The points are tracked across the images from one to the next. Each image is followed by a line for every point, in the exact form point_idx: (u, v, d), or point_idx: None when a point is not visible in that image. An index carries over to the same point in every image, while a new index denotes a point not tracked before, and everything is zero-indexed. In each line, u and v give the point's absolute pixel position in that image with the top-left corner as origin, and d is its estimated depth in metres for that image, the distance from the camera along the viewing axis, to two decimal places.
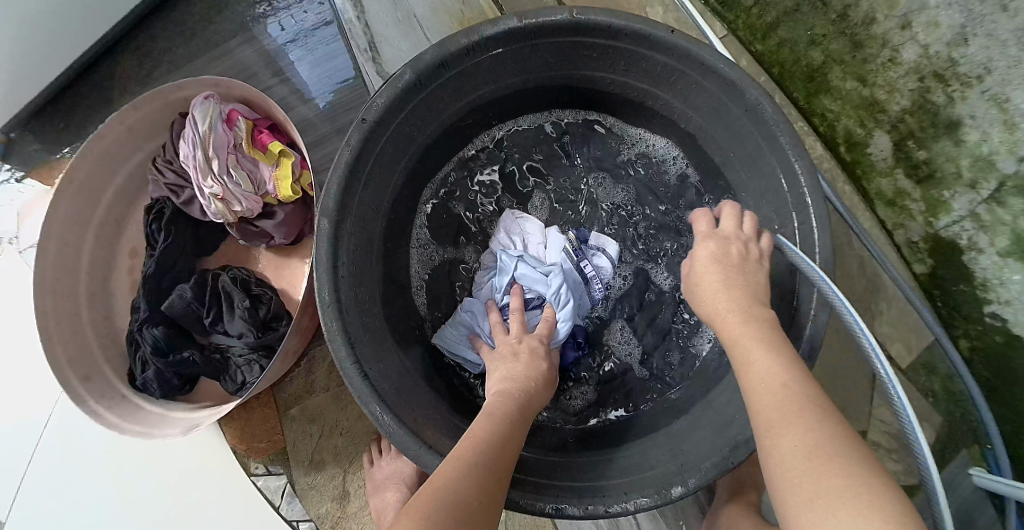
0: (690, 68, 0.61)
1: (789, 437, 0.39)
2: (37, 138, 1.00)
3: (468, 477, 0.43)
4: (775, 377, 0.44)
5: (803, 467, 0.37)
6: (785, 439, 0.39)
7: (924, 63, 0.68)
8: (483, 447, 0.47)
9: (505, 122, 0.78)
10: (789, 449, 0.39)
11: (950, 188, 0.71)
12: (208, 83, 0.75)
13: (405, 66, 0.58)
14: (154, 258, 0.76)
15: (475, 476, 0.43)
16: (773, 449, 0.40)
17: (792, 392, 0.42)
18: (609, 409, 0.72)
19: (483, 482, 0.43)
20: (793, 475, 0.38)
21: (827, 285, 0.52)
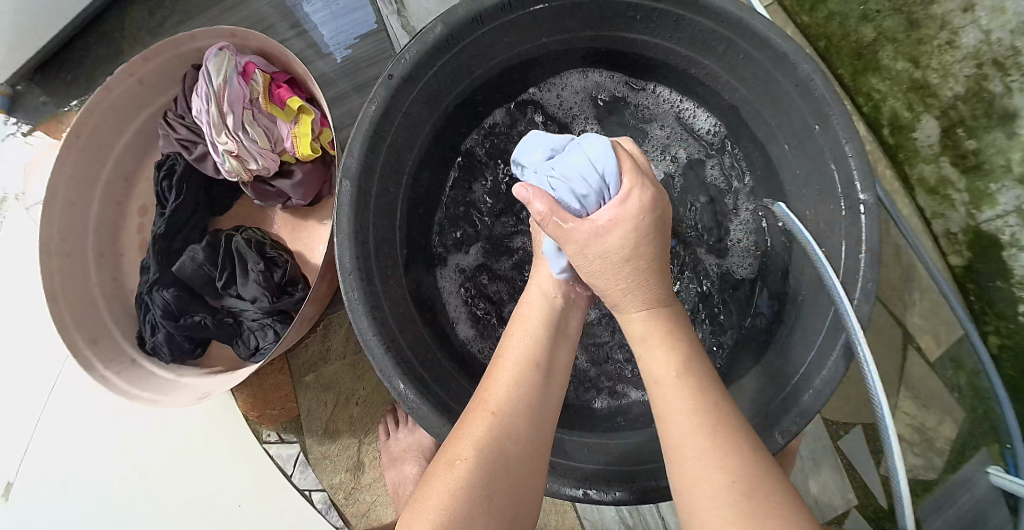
0: (739, 36, 0.58)
1: (679, 428, 0.41)
2: (43, 90, 0.95)
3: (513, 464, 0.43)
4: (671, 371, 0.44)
5: (704, 465, 0.39)
6: (674, 419, 0.42)
7: (985, 49, 0.65)
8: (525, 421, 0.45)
9: (529, 91, 0.73)
10: (690, 439, 0.40)
11: (998, 181, 0.68)
12: (223, 33, 0.71)
13: (437, 20, 0.55)
14: (164, 217, 0.73)
15: (517, 461, 0.44)
16: (669, 425, 0.42)
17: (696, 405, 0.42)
18: None
19: (523, 466, 0.44)
20: (690, 465, 0.40)
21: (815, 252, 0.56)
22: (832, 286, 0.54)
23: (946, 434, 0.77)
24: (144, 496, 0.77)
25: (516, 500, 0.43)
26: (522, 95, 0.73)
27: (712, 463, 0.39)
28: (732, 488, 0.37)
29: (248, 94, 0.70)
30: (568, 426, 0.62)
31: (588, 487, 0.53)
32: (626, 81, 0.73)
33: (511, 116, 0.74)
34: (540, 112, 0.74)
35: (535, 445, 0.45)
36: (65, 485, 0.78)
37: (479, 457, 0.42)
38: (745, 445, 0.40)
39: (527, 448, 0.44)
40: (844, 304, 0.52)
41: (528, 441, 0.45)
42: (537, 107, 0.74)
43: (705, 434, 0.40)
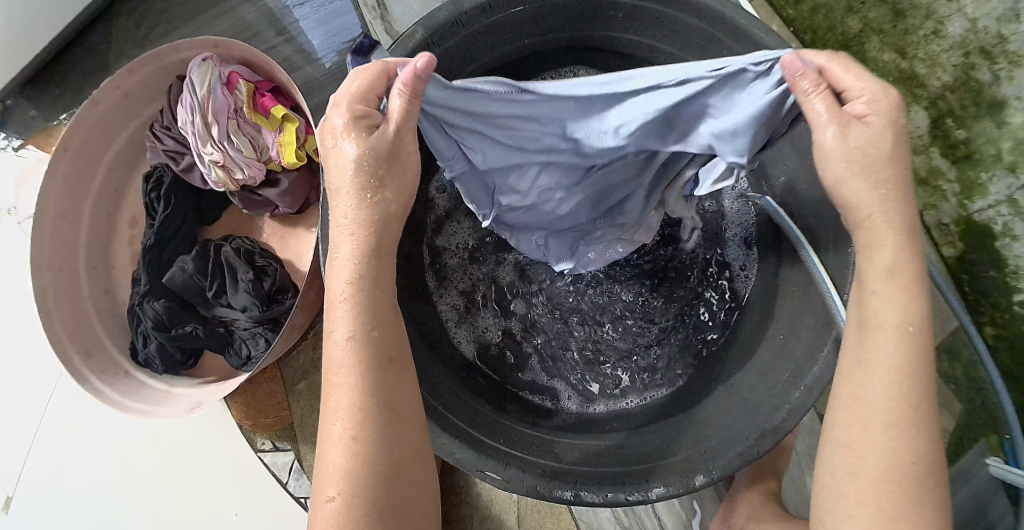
0: (722, 32, 0.57)
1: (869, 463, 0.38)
2: (33, 103, 0.96)
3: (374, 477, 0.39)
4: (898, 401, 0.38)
5: (880, 510, 0.38)
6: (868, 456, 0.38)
7: (971, 38, 0.64)
8: (375, 387, 0.39)
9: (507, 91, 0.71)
10: (867, 475, 0.38)
11: (988, 171, 0.67)
12: (207, 43, 0.71)
13: (417, 24, 0.55)
14: (154, 228, 0.73)
15: (376, 472, 0.39)
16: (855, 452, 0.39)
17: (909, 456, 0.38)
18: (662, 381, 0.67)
19: (394, 433, 0.40)
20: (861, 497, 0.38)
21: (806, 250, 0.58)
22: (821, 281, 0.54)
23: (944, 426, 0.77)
24: (141, 507, 0.77)
25: (406, 466, 0.41)
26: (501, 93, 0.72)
27: (881, 490, 0.38)
28: None
29: (233, 104, 0.70)
30: (556, 428, 0.62)
31: (579, 489, 0.52)
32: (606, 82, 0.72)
33: None
34: None
35: (397, 405, 0.40)
36: (62, 497, 0.78)
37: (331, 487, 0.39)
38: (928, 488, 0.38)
39: (386, 414, 0.40)
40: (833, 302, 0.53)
41: (388, 401, 0.40)
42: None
43: (887, 475, 0.38)
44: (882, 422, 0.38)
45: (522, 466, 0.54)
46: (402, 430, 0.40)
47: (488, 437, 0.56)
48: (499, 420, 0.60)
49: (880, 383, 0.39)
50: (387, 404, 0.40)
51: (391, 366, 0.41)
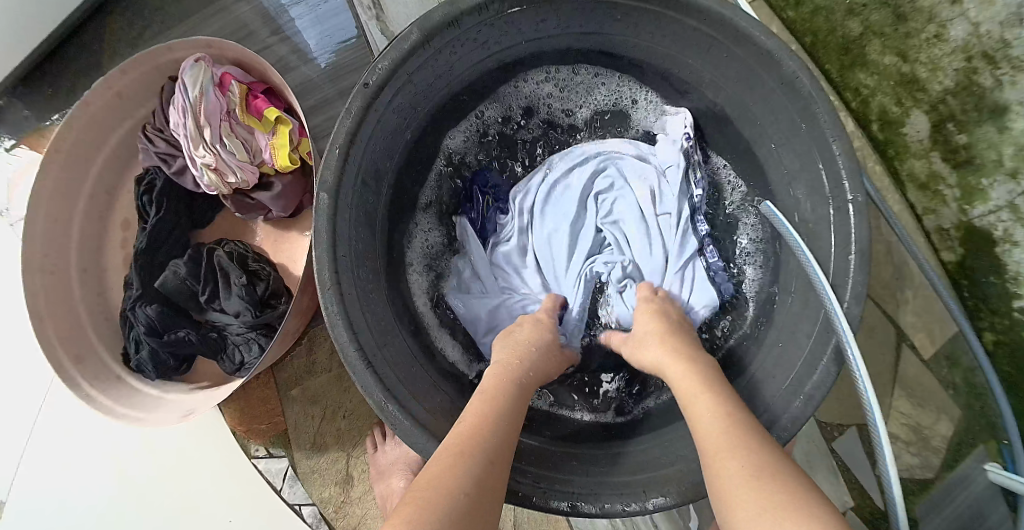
0: (723, 36, 0.57)
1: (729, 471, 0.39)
2: (25, 103, 0.95)
3: (476, 467, 0.40)
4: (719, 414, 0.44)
5: (750, 504, 0.36)
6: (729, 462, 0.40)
7: (974, 43, 0.63)
8: (505, 407, 0.47)
9: (499, 89, 0.71)
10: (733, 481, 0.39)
11: (989, 176, 0.67)
12: (199, 44, 0.70)
13: (412, 25, 0.53)
14: (146, 232, 0.72)
15: (482, 465, 0.41)
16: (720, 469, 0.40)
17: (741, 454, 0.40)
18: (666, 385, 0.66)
19: (492, 461, 0.42)
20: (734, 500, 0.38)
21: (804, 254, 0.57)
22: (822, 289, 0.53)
23: (942, 432, 0.76)
24: (135, 512, 0.77)
25: (485, 491, 0.40)
26: (505, 86, 0.70)
27: (749, 484, 0.37)
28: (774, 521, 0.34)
29: (226, 106, 0.69)
30: (553, 436, 0.61)
31: (576, 500, 0.52)
32: (611, 82, 0.72)
33: (483, 117, 0.72)
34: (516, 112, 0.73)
35: (503, 444, 0.44)
36: (56, 502, 0.78)
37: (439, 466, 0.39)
38: (781, 466, 0.39)
39: (494, 444, 0.43)
40: (833, 309, 0.52)
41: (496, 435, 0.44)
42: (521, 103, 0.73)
43: (745, 479, 0.38)
44: (716, 428, 0.43)
45: (519, 476, 0.53)
46: (496, 463, 0.42)
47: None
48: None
49: (708, 413, 0.45)
50: (502, 439, 0.44)
51: (519, 418, 0.48)
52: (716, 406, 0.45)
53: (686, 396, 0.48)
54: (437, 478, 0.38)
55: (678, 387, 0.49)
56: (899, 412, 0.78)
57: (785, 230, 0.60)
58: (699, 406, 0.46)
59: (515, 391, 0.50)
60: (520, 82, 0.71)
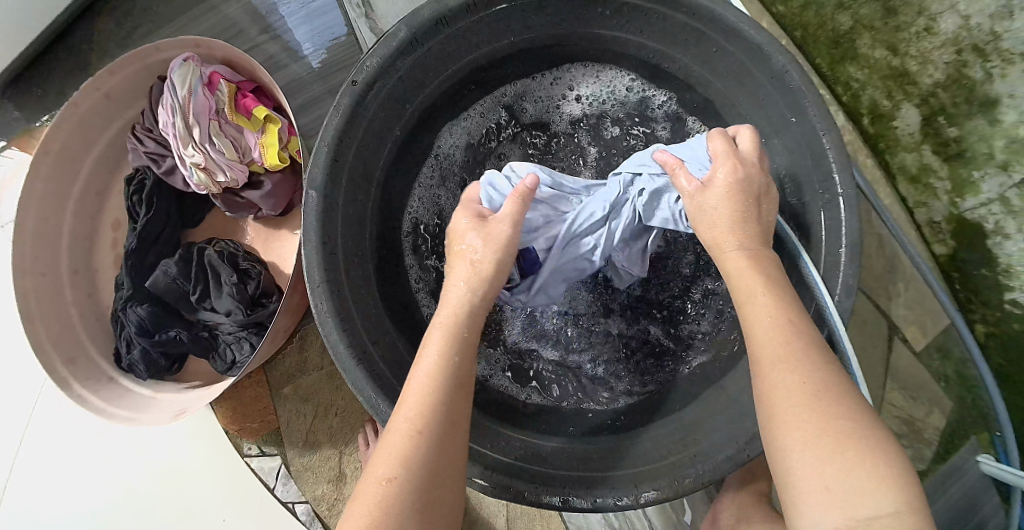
0: (712, 30, 0.57)
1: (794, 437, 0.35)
2: (14, 105, 0.94)
3: (421, 449, 0.40)
4: (774, 337, 0.40)
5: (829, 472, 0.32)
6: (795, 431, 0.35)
7: (964, 36, 0.64)
8: (454, 361, 0.45)
9: (530, 72, 0.70)
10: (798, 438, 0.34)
11: (980, 168, 0.67)
12: (188, 43, 0.70)
13: (400, 23, 0.54)
14: (135, 232, 0.72)
15: (428, 447, 0.40)
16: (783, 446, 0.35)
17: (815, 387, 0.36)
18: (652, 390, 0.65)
19: (439, 445, 0.40)
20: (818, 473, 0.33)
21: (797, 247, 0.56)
22: (814, 282, 0.54)
23: (934, 424, 0.77)
24: (130, 514, 0.77)
25: (440, 481, 0.40)
26: (503, 85, 0.70)
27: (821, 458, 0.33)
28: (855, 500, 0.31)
29: (214, 105, 0.69)
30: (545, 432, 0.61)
31: (567, 494, 0.52)
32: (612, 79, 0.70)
33: (506, 97, 0.71)
34: (540, 95, 0.71)
35: (453, 416, 0.42)
36: (52, 505, 0.78)
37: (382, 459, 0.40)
38: (862, 421, 0.34)
39: (444, 418, 0.42)
40: (824, 300, 0.52)
41: (445, 415, 0.42)
42: (520, 98, 0.71)
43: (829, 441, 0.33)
44: (781, 350, 0.39)
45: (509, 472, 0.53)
46: (449, 444, 0.41)
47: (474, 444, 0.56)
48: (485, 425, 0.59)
49: (779, 340, 0.39)
50: (444, 417, 0.42)
51: (468, 370, 0.45)
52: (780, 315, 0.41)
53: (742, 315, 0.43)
54: (380, 488, 0.38)
55: (737, 283, 0.45)
56: (891, 404, 0.78)
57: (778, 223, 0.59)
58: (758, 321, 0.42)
59: (466, 341, 0.47)
60: (518, 84, 0.71)
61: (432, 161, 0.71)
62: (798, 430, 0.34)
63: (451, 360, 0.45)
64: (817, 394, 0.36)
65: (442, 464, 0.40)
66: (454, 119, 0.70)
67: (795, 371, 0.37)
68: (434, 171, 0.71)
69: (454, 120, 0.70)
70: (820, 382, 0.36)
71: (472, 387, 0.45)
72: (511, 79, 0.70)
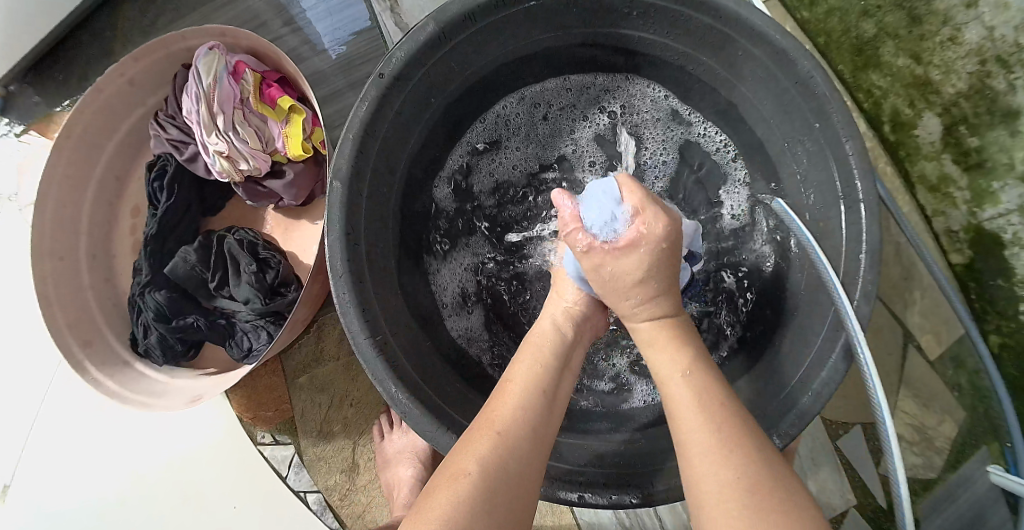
0: (739, 34, 0.57)
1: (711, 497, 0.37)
2: (35, 90, 0.95)
3: (518, 450, 0.42)
4: (687, 402, 0.42)
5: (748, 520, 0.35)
6: (708, 477, 0.38)
7: (988, 46, 0.63)
8: (543, 382, 0.49)
9: (563, 77, 0.72)
10: (717, 503, 0.36)
11: (1000, 180, 0.66)
12: (214, 32, 0.70)
13: (429, 17, 0.54)
14: (156, 218, 0.72)
15: (523, 449, 0.42)
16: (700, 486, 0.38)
17: (727, 455, 0.38)
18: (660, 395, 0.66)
19: (534, 450, 0.43)
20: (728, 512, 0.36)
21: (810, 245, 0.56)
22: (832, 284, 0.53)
23: (946, 433, 0.76)
24: (138, 499, 0.77)
25: (524, 486, 0.41)
26: (551, 78, 0.72)
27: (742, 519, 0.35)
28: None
29: (239, 94, 0.69)
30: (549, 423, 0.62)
31: (583, 490, 0.52)
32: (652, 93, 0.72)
33: (539, 100, 0.73)
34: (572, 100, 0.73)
35: (546, 429, 0.45)
36: (60, 488, 0.78)
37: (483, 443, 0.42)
38: (787, 491, 0.36)
39: (536, 423, 0.45)
40: (842, 303, 0.51)
41: (536, 424, 0.45)
42: (546, 101, 0.73)
43: (746, 504, 0.35)
44: (697, 419, 0.41)
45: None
46: (537, 453, 0.43)
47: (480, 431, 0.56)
48: None
49: (684, 405, 0.42)
50: (538, 426, 0.45)
51: (555, 395, 0.49)
52: (696, 383, 0.44)
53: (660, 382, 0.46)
54: (484, 470, 0.39)
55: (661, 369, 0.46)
56: (903, 412, 0.78)
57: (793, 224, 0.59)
58: (674, 392, 0.44)
59: (556, 368, 0.51)
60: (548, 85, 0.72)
61: (461, 149, 0.72)
62: (712, 482, 0.37)
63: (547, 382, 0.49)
64: (727, 448, 0.38)
65: (532, 469, 0.42)
66: (488, 115, 0.72)
67: (691, 400, 0.42)
68: (459, 161, 0.72)
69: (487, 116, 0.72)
70: (727, 431, 0.39)
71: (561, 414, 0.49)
72: (544, 82, 0.72)
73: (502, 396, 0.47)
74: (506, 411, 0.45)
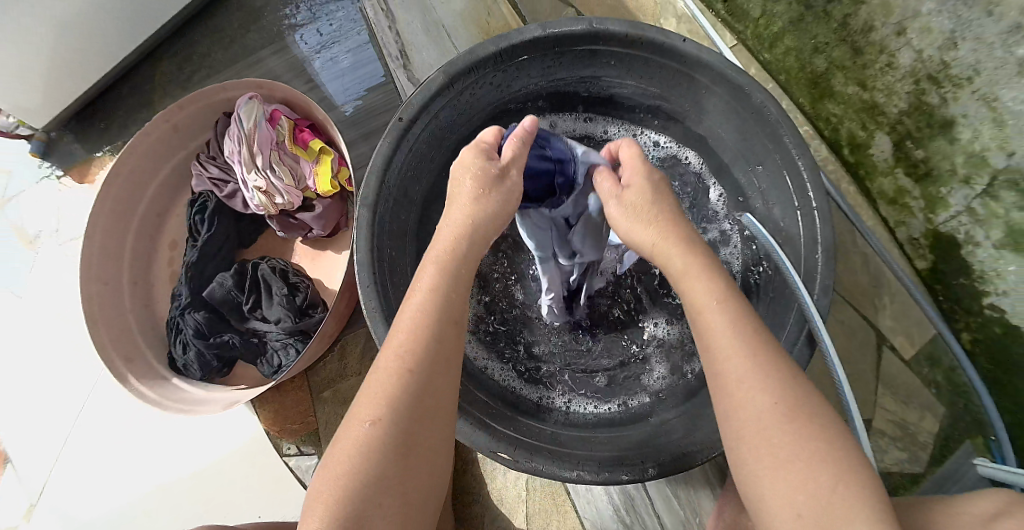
0: (701, 74, 0.67)
1: (759, 430, 0.39)
2: (77, 137, 1.05)
3: (385, 431, 0.40)
4: (744, 380, 0.41)
5: (796, 467, 0.37)
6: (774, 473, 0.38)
7: (920, 67, 0.73)
8: (427, 339, 0.43)
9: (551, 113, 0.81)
10: (770, 441, 0.39)
11: (947, 185, 0.75)
12: (253, 85, 0.81)
13: (438, 71, 0.64)
14: (196, 247, 0.80)
15: (394, 428, 0.40)
16: (749, 448, 0.40)
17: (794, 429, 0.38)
18: (631, 400, 0.73)
19: (429, 385, 0.42)
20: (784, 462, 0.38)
21: (777, 252, 0.64)
22: (796, 285, 0.61)
23: (928, 428, 0.82)
24: (156, 513, 0.83)
25: (416, 459, 0.41)
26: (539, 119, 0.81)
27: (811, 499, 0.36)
28: (810, 483, 0.37)
29: (276, 137, 0.79)
30: (532, 418, 0.68)
31: (580, 468, 0.58)
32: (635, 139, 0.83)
33: None
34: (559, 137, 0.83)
35: (426, 400, 0.42)
36: (83, 503, 0.85)
37: (347, 435, 0.40)
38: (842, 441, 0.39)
39: (431, 353, 0.43)
40: (804, 299, 0.59)
41: (411, 399, 0.41)
42: None
43: (805, 457, 0.37)
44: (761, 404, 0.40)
45: (502, 439, 0.59)
46: (419, 427, 0.41)
47: (477, 411, 0.63)
48: (501, 408, 0.67)
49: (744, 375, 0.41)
50: (437, 355, 0.43)
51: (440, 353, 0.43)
52: (759, 364, 0.41)
53: (696, 312, 0.45)
54: (340, 470, 0.39)
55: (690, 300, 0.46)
56: (884, 409, 0.83)
57: (762, 234, 0.67)
58: (730, 372, 0.41)
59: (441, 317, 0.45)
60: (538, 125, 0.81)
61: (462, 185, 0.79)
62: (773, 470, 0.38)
63: (427, 335, 0.43)
64: (778, 422, 0.39)
65: (406, 452, 0.40)
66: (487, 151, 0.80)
67: (764, 392, 0.40)
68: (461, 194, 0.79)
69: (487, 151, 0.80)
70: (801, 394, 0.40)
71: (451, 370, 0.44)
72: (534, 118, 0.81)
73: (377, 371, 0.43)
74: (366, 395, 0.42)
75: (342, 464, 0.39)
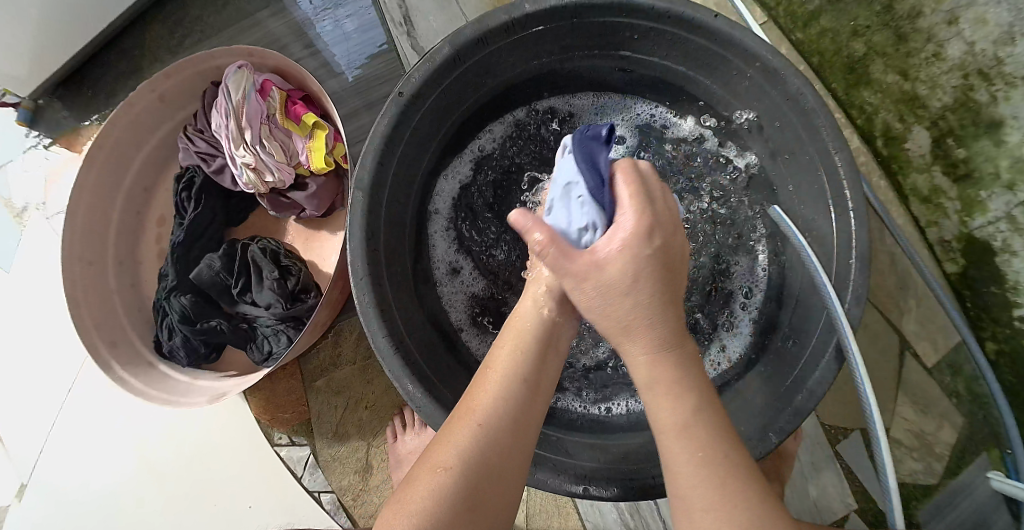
0: (732, 55, 0.61)
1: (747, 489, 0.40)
2: (65, 105, 1.00)
3: (483, 454, 0.44)
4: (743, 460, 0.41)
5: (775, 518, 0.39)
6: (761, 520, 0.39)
7: (969, 61, 0.67)
8: (515, 404, 0.46)
9: (557, 95, 0.76)
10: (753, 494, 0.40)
11: (987, 189, 0.70)
12: (242, 52, 0.75)
13: (444, 41, 0.58)
14: (183, 226, 0.76)
15: (490, 452, 0.44)
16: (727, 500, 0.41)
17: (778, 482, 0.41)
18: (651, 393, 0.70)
19: (514, 443, 0.45)
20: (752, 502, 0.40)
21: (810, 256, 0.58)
22: (825, 290, 0.55)
23: (944, 439, 0.77)
24: (145, 497, 0.82)
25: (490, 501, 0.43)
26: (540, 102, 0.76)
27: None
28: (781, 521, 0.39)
29: (265, 110, 0.74)
30: (546, 424, 0.64)
31: (589, 483, 0.55)
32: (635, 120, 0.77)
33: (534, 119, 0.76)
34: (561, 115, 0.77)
35: (513, 452, 0.45)
36: (72, 484, 0.84)
37: (451, 443, 0.44)
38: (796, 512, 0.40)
39: (522, 409, 0.47)
40: (836, 309, 0.54)
41: (502, 450, 0.44)
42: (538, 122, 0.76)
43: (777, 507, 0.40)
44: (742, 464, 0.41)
45: None
46: (507, 471, 0.45)
47: None
48: None
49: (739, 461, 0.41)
50: (521, 419, 0.46)
51: (527, 419, 0.47)
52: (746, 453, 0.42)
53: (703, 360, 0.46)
54: (441, 476, 0.42)
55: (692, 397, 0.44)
56: (901, 417, 0.79)
57: (793, 233, 0.61)
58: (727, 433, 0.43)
59: (527, 392, 0.47)
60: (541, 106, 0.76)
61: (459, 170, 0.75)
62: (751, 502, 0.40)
63: (516, 397, 0.47)
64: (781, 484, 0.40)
65: (491, 489, 0.44)
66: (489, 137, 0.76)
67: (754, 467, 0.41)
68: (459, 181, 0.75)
69: (487, 134, 0.75)
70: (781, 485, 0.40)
71: (529, 431, 0.47)
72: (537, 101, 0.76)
73: (467, 417, 0.46)
74: (467, 420, 0.46)
75: (441, 470, 0.43)
